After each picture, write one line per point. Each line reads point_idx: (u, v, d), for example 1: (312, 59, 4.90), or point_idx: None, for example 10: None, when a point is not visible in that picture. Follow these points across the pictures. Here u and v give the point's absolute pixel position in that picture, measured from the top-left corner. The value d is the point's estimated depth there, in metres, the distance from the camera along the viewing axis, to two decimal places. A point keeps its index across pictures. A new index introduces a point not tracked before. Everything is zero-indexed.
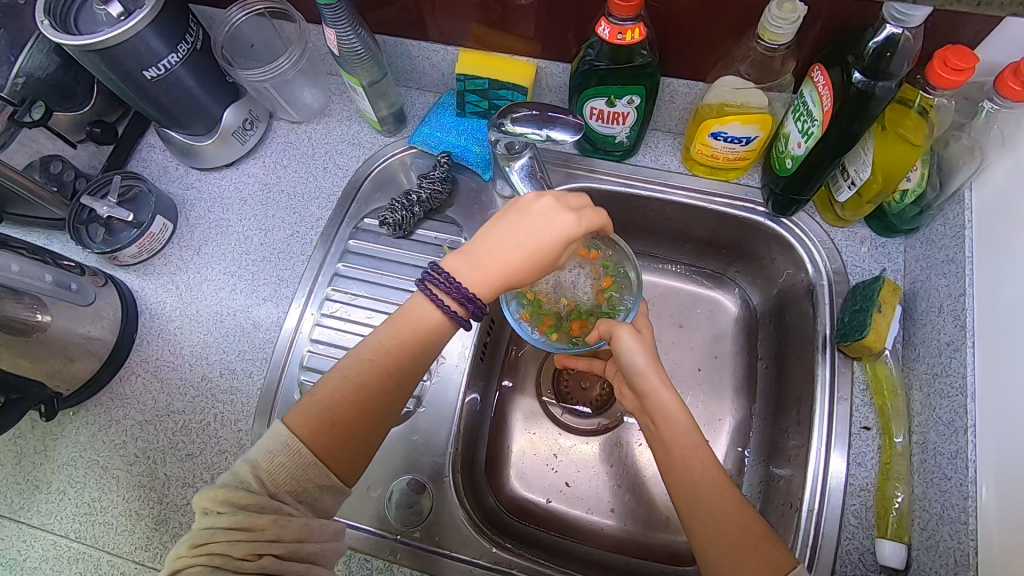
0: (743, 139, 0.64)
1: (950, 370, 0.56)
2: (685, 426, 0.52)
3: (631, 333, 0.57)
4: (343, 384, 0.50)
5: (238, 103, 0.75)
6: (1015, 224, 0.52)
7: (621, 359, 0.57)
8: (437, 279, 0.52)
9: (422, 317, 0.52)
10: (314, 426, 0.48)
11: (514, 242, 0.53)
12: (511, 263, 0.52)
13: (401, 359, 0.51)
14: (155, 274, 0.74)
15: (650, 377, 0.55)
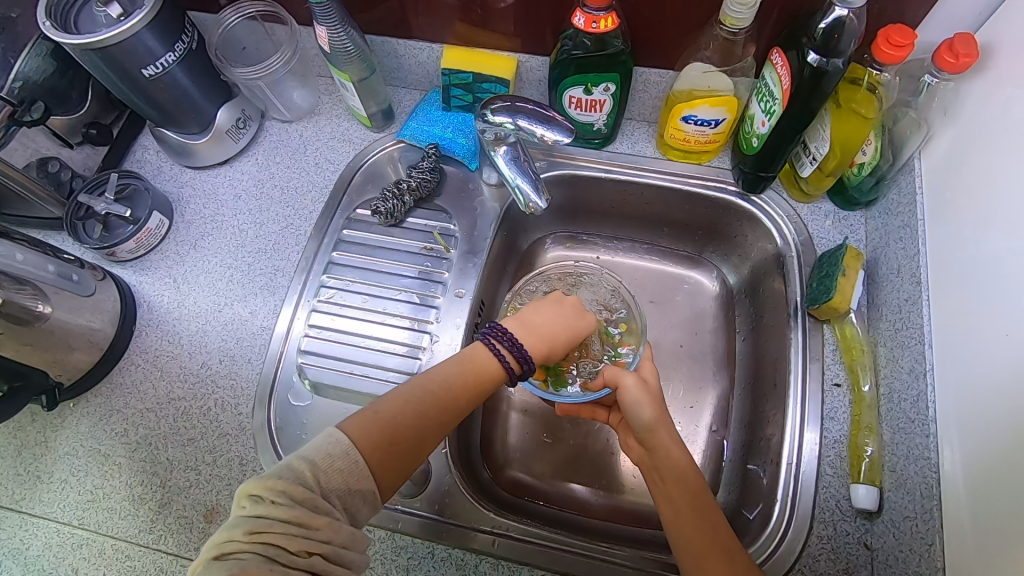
0: (712, 122, 0.69)
1: (910, 323, 0.61)
2: (691, 481, 0.55)
3: (639, 387, 0.59)
4: (407, 411, 0.53)
5: (231, 103, 0.78)
6: (960, 186, 0.58)
7: (629, 408, 0.59)
8: (500, 336, 0.60)
9: (484, 364, 0.59)
10: (377, 442, 0.50)
11: (561, 319, 0.65)
12: (540, 340, 0.62)
13: (461, 397, 0.56)
14: (152, 269, 0.76)
15: (658, 430, 0.57)
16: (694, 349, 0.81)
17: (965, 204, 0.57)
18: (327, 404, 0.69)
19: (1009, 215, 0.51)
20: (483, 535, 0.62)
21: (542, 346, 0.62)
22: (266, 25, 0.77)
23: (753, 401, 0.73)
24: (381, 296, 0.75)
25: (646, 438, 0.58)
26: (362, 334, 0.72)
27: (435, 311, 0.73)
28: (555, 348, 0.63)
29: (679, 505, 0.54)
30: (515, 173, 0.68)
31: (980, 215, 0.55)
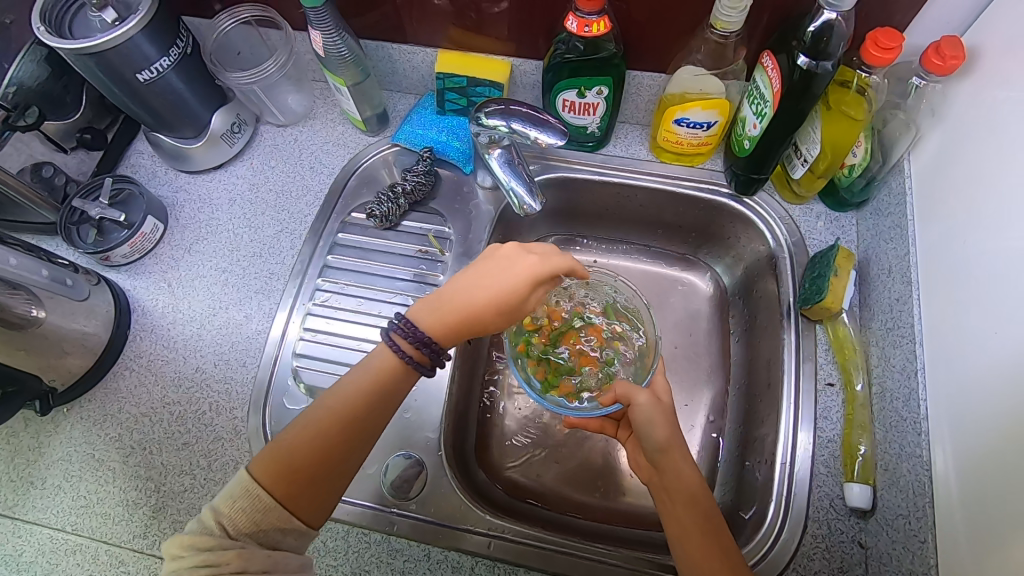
0: (704, 124, 0.70)
1: (901, 322, 0.61)
2: (701, 505, 0.53)
3: (649, 405, 0.56)
4: (302, 436, 0.51)
5: (226, 107, 0.78)
6: (949, 187, 0.58)
7: (639, 429, 0.56)
8: (402, 330, 0.54)
9: (383, 363, 0.54)
10: (275, 475, 0.50)
11: (474, 281, 0.55)
12: (460, 317, 0.55)
13: (361, 410, 0.53)
14: (146, 273, 0.76)
15: (670, 452, 0.55)
16: (689, 349, 0.81)
17: (954, 205, 0.57)
18: None
19: (997, 215, 0.52)
20: (479, 537, 0.62)
21: (454, 320, 0.55)
22: (261, 30, 0.78)
23: (747, 401, 0.74)
24: (377, 299, 0.75)
25: (656, 454, 0.55)
26: (357, 337, 0.73)
27: None
28: (468, 319, 0.55)
29: (687, 525, 0.52)
30: (508, 177, 0.68)
31: (969, 215, 0.55)
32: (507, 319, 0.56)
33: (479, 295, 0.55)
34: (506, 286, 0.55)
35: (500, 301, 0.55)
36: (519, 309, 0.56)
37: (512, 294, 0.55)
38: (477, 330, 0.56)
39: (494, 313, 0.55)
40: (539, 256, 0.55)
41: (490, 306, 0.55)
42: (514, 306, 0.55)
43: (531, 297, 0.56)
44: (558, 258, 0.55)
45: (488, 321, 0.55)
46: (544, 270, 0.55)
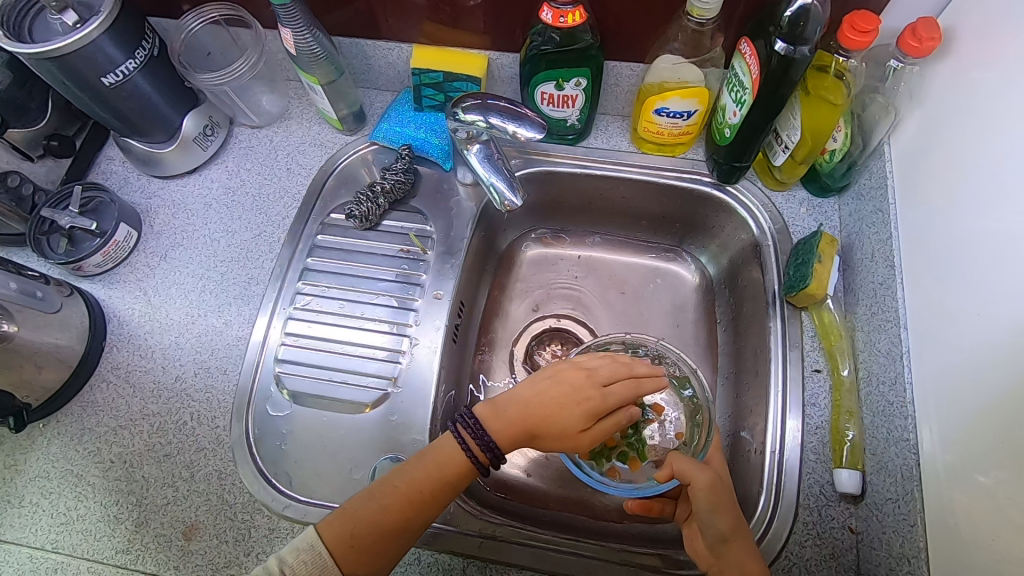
0: (684, 114, 0.69)
1: (885, 307, 0.61)
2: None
3: (709, 492, 0.53)
4: (370, 508, 0.53)
5: (198, 111, 0.76)
6: (931, 170, 0.58)
7: (698, 515, 0.53)
8: (468, 424, 0.56)
9: (451, 453, 0.55)
10: (341, 540, 0.51)
11: (543, 394, 0.58)
12: (525, 419, 0.57)
13: (426, 491, 0.54)
14: (121, 283, 0.74)
15: (733, 542, 0.52)
16: (676, 340, 0.81)
17: (935, 187, 0.57)
18: (307, 412, 0.68)
19: (979, 196, 0.52)
20: (470, 539, 0.61)
21: (518, 429, 0.56)
22: (231, 30, 0.76)
23: (736, 391, 0.73)
24: (359, 300, 0.74)
25: (719, 552, 0.52)
26: (340, 340, 0.72)
27: (415, 314, 0.72)
28: (534, 427, 0.57)
29: None
30: (489, 172, 0.67)
31: (951, 196, 0.55)
32: (573, 445, 0.57)
33: (548, 410, 0.57)
34: (576, 416, 0.57)
35: (562, 411, 0.57)
36: (585, 440, 0.57)
37: (572, 411, 0.57)
38: (537, 438, 0.57)
39: (557, 424, 0.57)
40: (603, 379, 0.59)
41: (557, 427, 0.57)
42: (578, 432, 0.57)
43: (596, 428, 0.58)
44: (622, 390, 0.59)
45: (551, 430, 0.57)
46: (607, 403, 0.58)
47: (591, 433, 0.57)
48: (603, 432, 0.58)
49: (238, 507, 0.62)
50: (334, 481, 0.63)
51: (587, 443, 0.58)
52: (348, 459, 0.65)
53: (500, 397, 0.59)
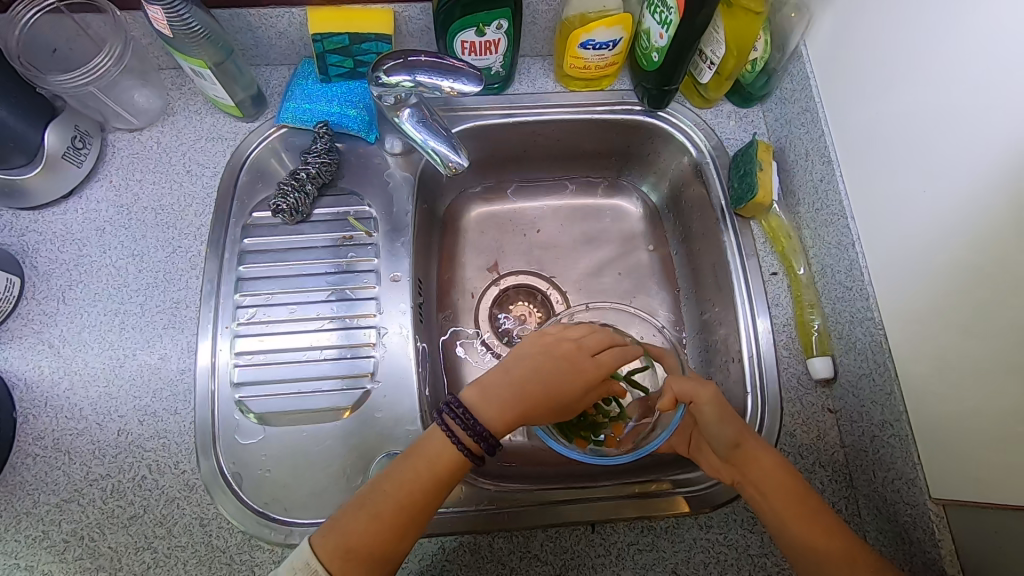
0: (610, 44, 0.68)
1: (829, 201, 0.65)
2: (783, 485, 0.53)
3: (714, 405, 0.55)
4: (360, 518, 0.51)
5: (60, 121, 0.64)
6: (850, 63, 0.62)
7: (708, 430, 0.56)
8: (454, 413, 0.56)
9: (436, 450, 0.55)
10: (336, 552, 0.50)
11: (539, 372, 0.59)
12: (520, 404, 0.57)
13: (411, 491, 0.53)
14: (16, 340, 0.62)
15: (747, 445, 0.55)
16: (635, 272, 0.82)
17: (858, 80, 0.61)
18: (284, 431, 0.62)
19: (899, 83, 0.55)
20: (487, 513, 0.60)
21: (517, 412, 0.57)
22: (77, 17, 0.64)
23: (700, 308, 0.76)
24: (309, 300, 0.67)
25: (735, 453, 0.55)
26: (300, 346, 0.65)
27: (375, 302, 0.68)
28: (532, 404, 0.58)
29: (770, 506, 0.53)
30: (425, 135, 0.62)
31: (875, 86, 0.58)
32: (563, 414, 0.60)
33: (544, 385, 0.59)
34: (572, 387, 0.59)
35: (555, 391, 0.59)
36: (575, 407, 0.61)
37: (564, 390, 0.59)
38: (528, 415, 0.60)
39: (550, 406, 0.59)
40: (590, 351, 0.61)
41: (552, 400, 0.59)
42: (573, 402, 0.60)
43: (585, 399, 0.61)
44: (610, 359, 0.61)
45: (542, 409, 0.59)
46: (597, 375, 0.60)
47: (583, 401, 0.61)
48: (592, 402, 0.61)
49: (233, 550, 0.56)
50: (334, 493, 0.59)
51: (575, 410, 0.61)
52: (341, 468, 0.61)
53: (483, 377, 0.59)
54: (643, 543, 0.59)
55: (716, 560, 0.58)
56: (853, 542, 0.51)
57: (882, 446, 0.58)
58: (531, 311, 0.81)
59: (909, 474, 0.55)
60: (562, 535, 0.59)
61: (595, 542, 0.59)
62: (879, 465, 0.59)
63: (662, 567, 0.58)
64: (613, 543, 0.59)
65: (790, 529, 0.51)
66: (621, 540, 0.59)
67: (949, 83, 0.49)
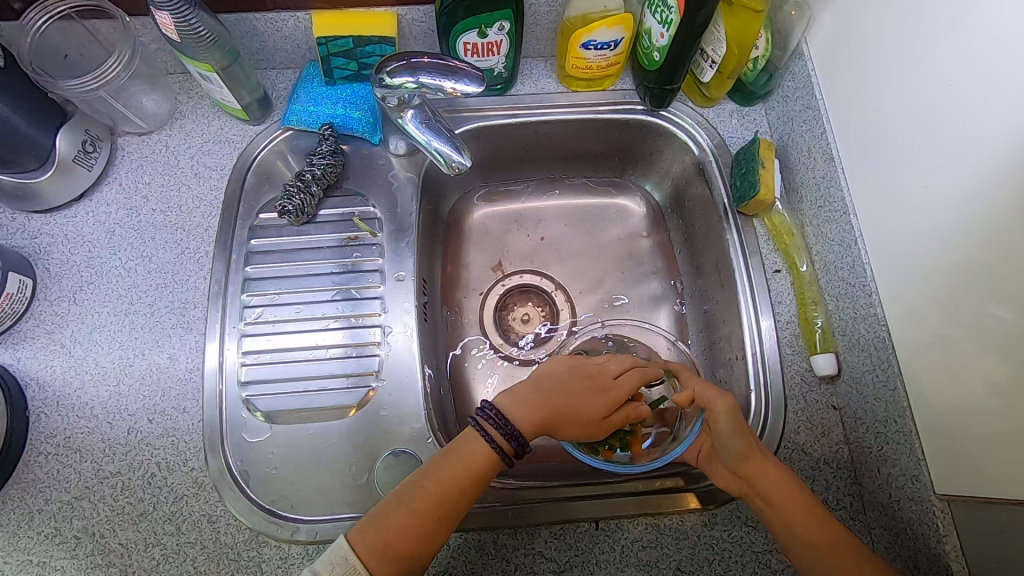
0: (612, 44, 0.69)
1: (831, 197, 0.65)
2: (795, 493, 0.53)
3: (730, 417, 0.55)
4: (399, 514, 0.52)
5: (71, 125, 0.65)
6: (851, 60, 0.62)
7: (718, 439, 0.56)
8: (489, 417, 0.58)
9: (474, 450, 0.56)
10: (375, 550, 0.50)
11: (564, 385, 0.62)
12: (546, 415, 0.59)
13: (451, 490, 0.53)
14: (28, 340, 0.63)
15: (755, 458, 0.55)
16: (639, 271, 0.82)
17: (859, 77, 0.61)
18: (291, 429, 0.62)
19: (899, 81, 0.55)
20: (491, 510, 0.60)
21: (543, 417, 0.59)
22: (87, 23, 0.65)
23: (703, 305, 0.76)
24: (314, 299, 0.68)
25: (743, 467, 0.55)
26: (306, 346, 0.66)
27: (380, 301, 0.68)
28: (557, 415, 0.60)
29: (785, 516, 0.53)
30: (429, 136, 0.63)
31: (876, 83, 0.59)
32: (591, 431, 0.60)
33: (569, 398, 0.61)
34: (597, 404, 0.61)
35: (580, 407, 0.60)
36: (603, 427, 0.61)
37: (590, 407, 0.61)
38: (554, 433, 0.60)
39: (575, 418, 0.60)
40: (615, 370, 0.64)
41: (578, 412, 0.60)
42: (599, 418, 0.60)
43: (612, 418, 0.61)
44: (635, 379, 0.63)
45: (569, 424, 0.60)
46: (621, 393, 0.62)
47: (609, 420, 0.61)
48: (620, 422, 0.61)
49: (241, 546, 0.57)
50: (340, 490, 0.60)
51: (604, 432, 0.61)
52: (347, 465, 0.61)
53: (511, 390, 0.62)
54: (648, 539, 0.59)
55: (721, 557, 0.59)
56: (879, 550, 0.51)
57: (886, 442, 0.58)
58: (535, 310, 0.81)
59: (912, 470, 0.55)
60: (566, 531, 0.59)
61: (599, 539, 0.59)
62: (883, 461, 0.59)
63: (666, 563, 0.58)
64: (617, 540, 0.59)
65: (796, 536, 0.52)
66: (626, 537, 0.59)
67: (951, 78, 0.49)
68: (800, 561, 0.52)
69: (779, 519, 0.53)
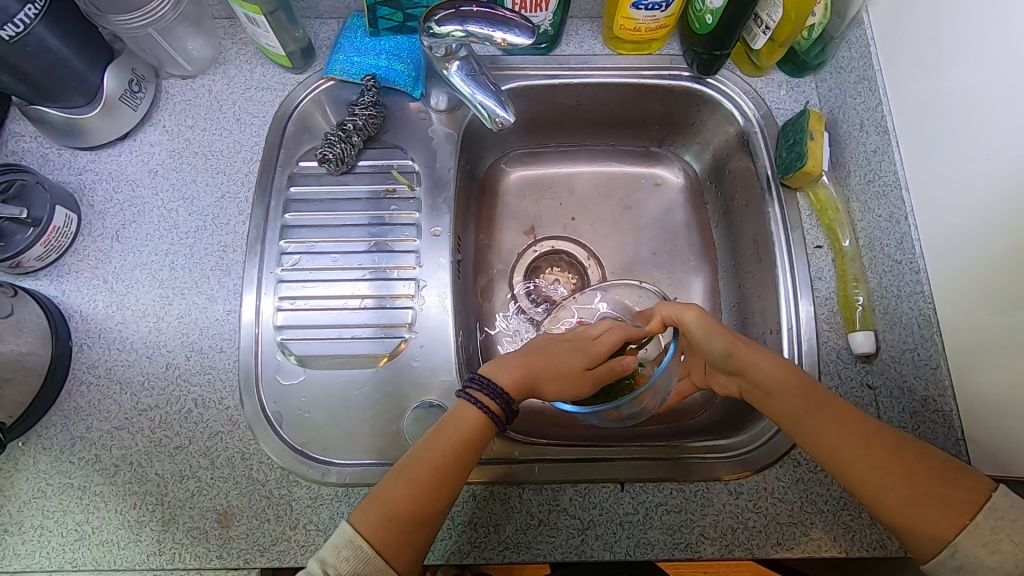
0: (662, 5, 0.67)
1: (882, 172, 0.63)
2: (797, 387, 0.53)
3: (699, 320, 0.57)
4: (398, 487, 0.51)
5: (117, 63, 0.65)
6: (916, 29, 0.59)
7: (702, 347, 0.57)
8: (471, 382, 0.57)
9: (466, 415, 0.55)
10: (379, 526, 0.49)
11: (543, 348, 0.62)
12: (526, 371, 0.59)
13: (448, 456, 0.52)
14: (73, 274, 0.65)
15: (740, 353, 0.55)
16: (673, 243, 0.82)
17: (922, 48, 0.59)
18: (324, 374, 0.63)
19: (965, 53, 0.53)
20: (516, 465, 0.61)
21: (524, 375, 0.59)
22: None
23: (738, 279, 0.75)
24: (351, 250, 0.68)
25: (733, 363, 0.55)
26: (340, 295, 0.67)
27: (417, 255, 0.69)
28: (538, 372, 0.60)
29: (798, 416, 0.52)
30: (473, 89, 0.62)
31: (940, 53, 0.57)
32: (576, 385, 0.60)
33: (549, 356, 0.61)
34: (576, 359, 0.61)
35: (559, 363, 0.61)
36: (587, 379, 0.61)
37: (570, 363, 0.61)
38: (539, 392, 0.60)
39: (556, 372, 0.60)
40: (593, 332, 0.65)
41: (559, 368, 0.60)
42: (580, 371, 0.61)
43: (597, 371, 0.61)
44: (613, 335, 0.64)
45: (550, 378, 0.60)
46: (600, 347, 0.63)
47: (593, 373, 0.61)
48: (604, 374, 0.61)
49: (272, 484, 0.58)
50: (371, 435, 0.61)
51: (591, 384, 0.61)
52: (377, 413, 0.62)
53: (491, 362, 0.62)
54: (672, 504, 0.59)
55: (745, 526, 0.59)
56: (923, 447, 0.49)
57: (922, 421, 0.58)
58: (565, 276, 0.81)
59: (952, 450, 0.56)
60: (591, 491, 0.60)
61: (624, 500, 0.59)
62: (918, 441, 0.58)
63: (690, 528, 0.59)
64: (641, 502, 0.59)
65: (809, 431, 0.51)
66: (651, 500, 0.59)
67: None
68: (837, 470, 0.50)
69: (782, 409, 0.53)
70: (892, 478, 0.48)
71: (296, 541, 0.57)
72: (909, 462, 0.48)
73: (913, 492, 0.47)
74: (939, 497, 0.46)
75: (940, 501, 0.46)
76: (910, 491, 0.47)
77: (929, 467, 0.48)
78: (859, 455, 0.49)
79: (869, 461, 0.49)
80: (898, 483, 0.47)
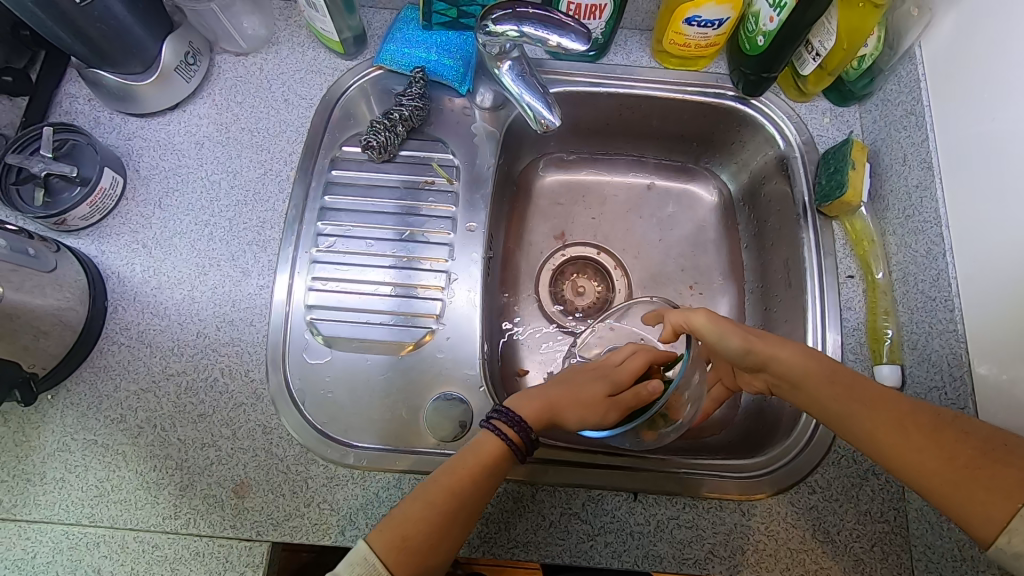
0: (715, 22, 0.67)
1: (922, 208, 0.63)
2: (821, 375, 0.53)
3: (708, 321, 0.58)
4: (414, 508, 0.51)
5: (175, 36, 0.67)
6: (970, 68, 0.60)
7: (718, 346, 0.58)
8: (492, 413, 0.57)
9: (486, 446, 0.55)
10: (392, 545, 0.49)
11: (565, 378, 0.62)
12: (546, 402, 0.59)
13: (465, 482, 0.52)
14: (114, 236, 0.66)
15: (757, 348, 0.56)
16: (700, 260, 0.82)
17: (974, 88, 0.59)
18: (348, 357, 0.64)
19: (1017, 97, 0.54)
20: (534, 466, 0.61)
21: (543, 406, 0.58)
22: None
23: (765, 302, 0.75)
24: (385, 238, 0.69)
25: (754, 358, 0.57)
26: (372, 282, 0.68)
27: (450, 249, 0.69)
28: (557, 401, 0.59)
29: (829, 404, 0.52)
30: (521, 89, 0.63)
31: (994, 94, 0.57)
32: (598, 412, 0.59)
33: (569, 386, 0.61)
34: (597, 386, 0.61)
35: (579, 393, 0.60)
36: (610, 406, 0.59)
37: (591, 393, 0.60)
38: (563, 421, 0.59)
39: (577, 400, 0.60)
40: (616, 360, 0.64)
41: (580, 397, 0.60)
42: (602, 398, 0.60)
43: (620, 398, 0.59)
44: (634, 362, 0.63)
45: (570, 405, 0.59)
46: (622, 375, 0.62)
47: (614, 399, 0.59)
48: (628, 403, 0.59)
49: (291, 460, 0.59)
50: (389, 422, 0.62)
51: (613, 412, 0.59)
52: (398, 401, 0.63)
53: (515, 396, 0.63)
54: (685, 518, 0.59)
55: (755, 548, 0.59)
56: (966, 422, 0.48)
57: None
58: (591, 283, 0.81)
59: None
60: (604, 498, 0.60)
61: (636, 510, 0.60)
62: None
63: (700, 545, 0.59)
64: (654, 514, 0.59)
65: (845, 419, 0.52)
66: (663, 513, 0.59)
67: None
68: (882, 458, 0.50)
69: (811, 399, 0.54)
70: (934, 462, 0.47)
71: (309, 519, 0.57)
72: (950, 444, 0.47)
73: (961, 476, 0.45)
74: (986, 477, 0.45)
75: (988, 480, 0.45)
76: (954, 473, 0.46)
77: (972, 447, 0.46)
78: (897, 440, 0.48)
79: (907, 445, 0.48)
80: (941, 465, 0.46)
